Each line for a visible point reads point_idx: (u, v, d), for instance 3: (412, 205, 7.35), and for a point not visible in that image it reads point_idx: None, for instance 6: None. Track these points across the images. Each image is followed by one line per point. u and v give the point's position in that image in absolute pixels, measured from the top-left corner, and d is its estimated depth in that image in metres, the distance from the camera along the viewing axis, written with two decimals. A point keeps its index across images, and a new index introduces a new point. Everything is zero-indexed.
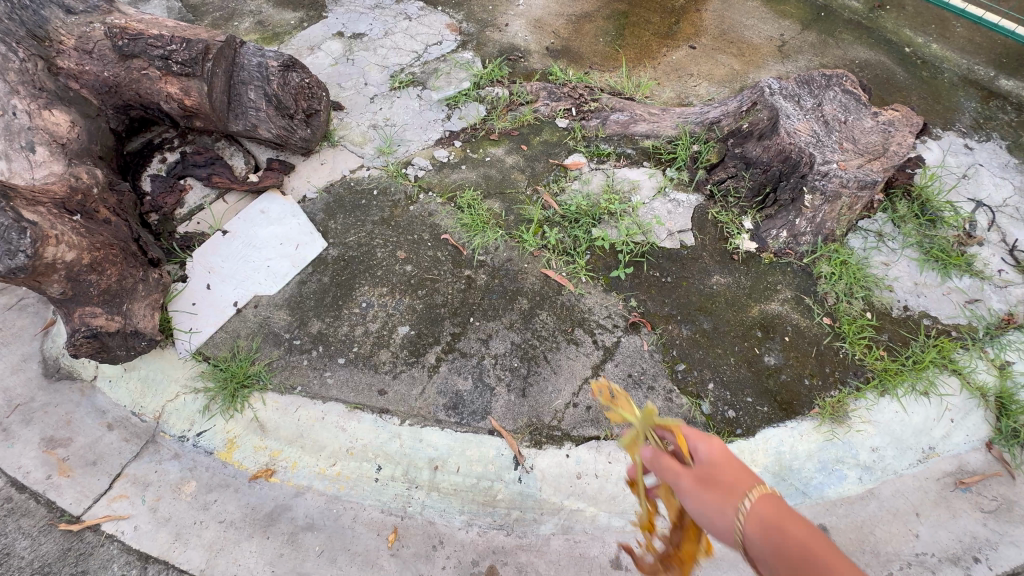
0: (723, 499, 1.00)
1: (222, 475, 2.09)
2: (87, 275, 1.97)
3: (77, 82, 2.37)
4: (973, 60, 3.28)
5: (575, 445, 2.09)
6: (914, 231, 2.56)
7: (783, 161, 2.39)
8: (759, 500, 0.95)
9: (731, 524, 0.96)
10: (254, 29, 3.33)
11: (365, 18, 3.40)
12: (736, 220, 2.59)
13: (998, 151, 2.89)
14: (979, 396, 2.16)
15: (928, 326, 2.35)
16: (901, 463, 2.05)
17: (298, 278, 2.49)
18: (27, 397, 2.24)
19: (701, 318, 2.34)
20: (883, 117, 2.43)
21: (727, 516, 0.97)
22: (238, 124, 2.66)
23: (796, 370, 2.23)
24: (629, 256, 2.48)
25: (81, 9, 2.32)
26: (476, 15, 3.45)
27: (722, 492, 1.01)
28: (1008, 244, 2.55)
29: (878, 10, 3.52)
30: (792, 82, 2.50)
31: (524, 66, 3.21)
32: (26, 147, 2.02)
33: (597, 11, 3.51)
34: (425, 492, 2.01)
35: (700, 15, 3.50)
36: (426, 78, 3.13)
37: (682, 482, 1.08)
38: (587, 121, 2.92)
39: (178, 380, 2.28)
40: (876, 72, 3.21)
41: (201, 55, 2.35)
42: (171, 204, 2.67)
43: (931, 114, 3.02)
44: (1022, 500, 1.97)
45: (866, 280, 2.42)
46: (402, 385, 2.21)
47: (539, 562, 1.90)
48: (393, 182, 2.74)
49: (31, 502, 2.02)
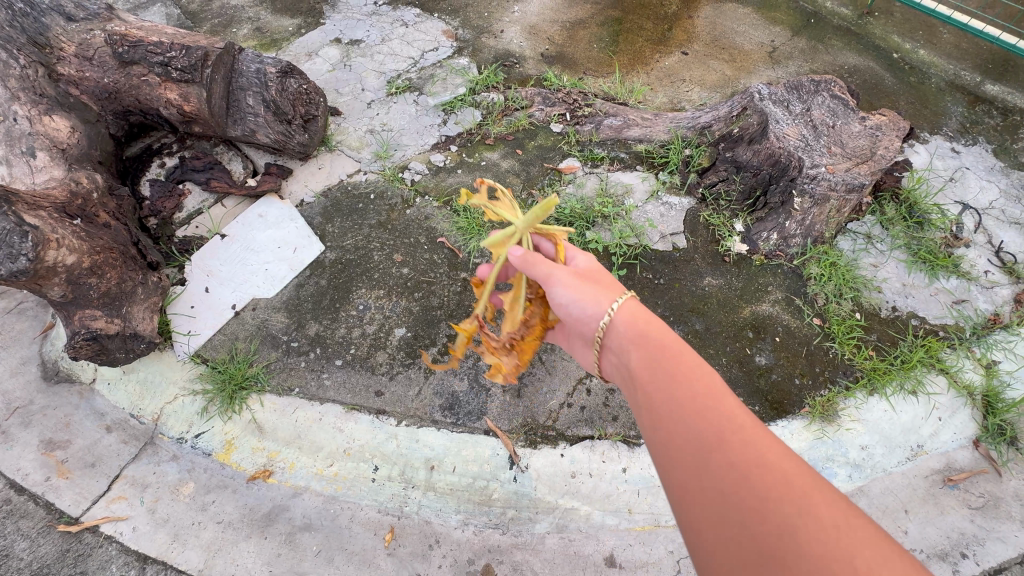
0: (584, 284, 1.43)
1: (220, 476, 2.11)
2: (87, 278, 2.00)
3: (77, 88, 2.40)
4: (960, 65, 3.34)
5: (569, 445, 2.13)
6: (903, 233, 2.60)
7: (773, 165, 2.44)
8: (628, 299, 1.37)
9: (600, 309, 1.37)
10: (253, 36, 3.38)
11: (363, 25, 3.44)
12: (728, 223, 2.63)
13: (984, 154, 2.94)
14: (965, 394, 2.21)
15: (916, 326, 2.40)
16: (890, 460, 2.09)
17: (296, 281, 2.52)
18: (26, 400, 2.26)
19: (693, 319, 2.37)
20: (870, 122, 2.47)
21: (602, 306, 1.38)
22: (237, 130, 2.69)
23: (787, 369, 2.27)
24: (622, 258, 2.51)
25: (82, 16, 2.36)
26: (472, 22, 3.50)
27: (590, 285, 1.45)
28: (994, 246, 2.60)
29: (867, 17, 3.58)
30: (781, 88, 2.55)
31: (519, 71, 3.26)
32: (27, 152, 2.03)
33: (591, 17, 3.56)
34: (422, 492, 2.03)
35: (692, 22, 3.56)
36: (422, 84, 3.17)
37: (553, 272, 1.46)
38: (582, 125, 2.97)
39: (177, 382, 2.30)
40: (865, 78, 3.27)
41: (200, 61, 2.38)
42: (170, 208, 2.69)
43: (918, 118, 3.07)
44: (1008, 497, 2.01)
45: (855, 281, 2.46)
46: (399, 387, 2.24)
47: (534, 560, 1.93)
48: (390, 186, 2.78)
49: (30, 504, 2.03)
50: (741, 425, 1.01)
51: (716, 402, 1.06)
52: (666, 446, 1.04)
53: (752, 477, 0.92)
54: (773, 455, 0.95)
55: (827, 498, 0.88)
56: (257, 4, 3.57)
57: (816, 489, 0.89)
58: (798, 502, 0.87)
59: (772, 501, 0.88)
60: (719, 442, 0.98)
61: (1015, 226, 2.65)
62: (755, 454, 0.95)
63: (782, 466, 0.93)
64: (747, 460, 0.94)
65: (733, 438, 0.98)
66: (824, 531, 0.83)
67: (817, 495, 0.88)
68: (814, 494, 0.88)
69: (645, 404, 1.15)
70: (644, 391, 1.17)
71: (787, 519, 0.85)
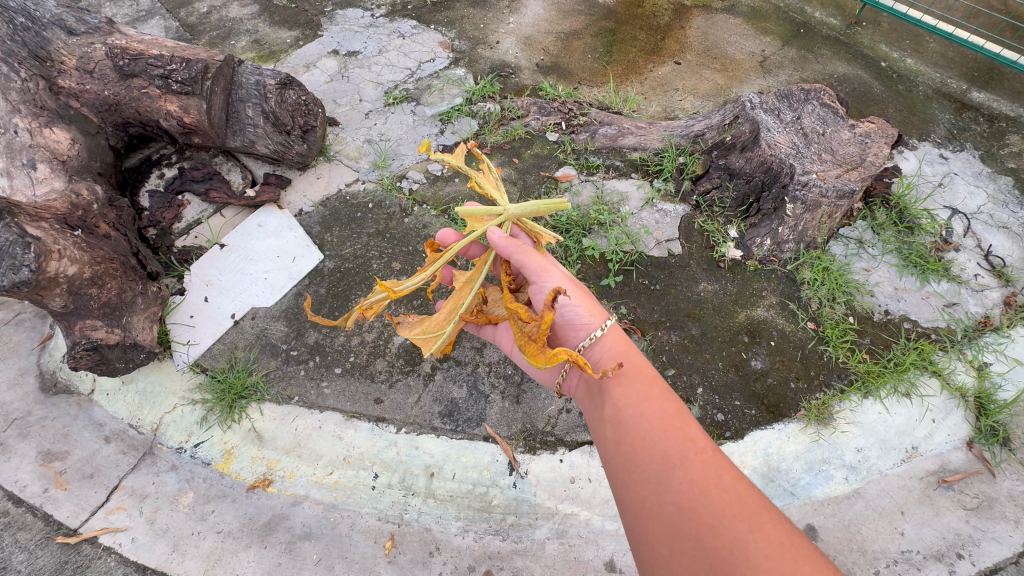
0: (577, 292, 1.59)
1: (219, 486, 2.11)
2: (87, 288, 2.02)
3: (78, 101, 2.42)
4: (946, 73, 3.42)
5: (569, 450, 2.15)
6: (893, 238, 2.65)
7: (765, 172, 2.48)
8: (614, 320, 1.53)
9: (593, 322, 1.52)
10: (251, 48, 3.42)
11: (360, 37, 3.49)
12: (722, 229, 2.68)
13: (971, 160, 3.00)
14: (958, 396, 2.23)
15: (909, 329, 2.44)
16: (885, 462, 2.11)
17: (295, 290, 2.53)
18: (24, 411, 2.25)
19: (689, 324, 2.40)
20: (860, 129, 2.52)
21: (595, 321, 1.52)
22: (236, 140, 2.71)
23: (782, 372, 2.30)
24: (618, 265, 2.54)
25: (82, 30, 2.38)
26: (468, 33, 3.55)
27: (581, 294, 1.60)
28: (983, 249, 2.65)
29: (855, 27, 3.66)
30: (772, 96, 2.60)
31: (515, 82, 3.30)
32: (27, 164, 2.05)
33: (585, 28, 3.63)
34: (422, 499, 2.04)
35: (685, 32, 3.63)
36: (419, 94, 3.21)
37: (548, 268, 1.59)
38: (577, 134, 3.01)
39: (176, 392, 2.31)
40: (854, 86, 3.33)
41: (200, 74, 2.41)
42: (170, 218, 2.71)
43: (906, 126, 3.13)
44: (1002, 497, 2.04)
45: (848, 285, 2.50)
46: (398, 394, 2.25)
47: (534, 566, 1.93)
48: (388, 195, 2.81)
49: (27, 516, 2.02)
50: (701, 449, 1.15)
51: (681, 427, 1.20)
52: (635, 464, 1.17)
53: (711, 495, 1.05)
54: (728, 478, 1.09)
55: (773, 518, 1.03)
56: (255, 17, 3.61)
57: (762, 510, 1.04)
58: (750, 521, 1.01)
59: (726, 516, 1.01)
60: (683, 462, 1.12)
61: (1003, 230, 2.70)
62: (715, 473, 1.09)
63: (736, 488, 1.07)
64: (707, 479, 1.08)
65: (696, 460, 1.12)
66: (769, 544, 0.97)
67: (765, 515, 1.03)
68: (761, 514, 1.02)
69: (616, 417, 1.28)
70: (615, 405, 1.30)
71: (738, 533, 0.99)
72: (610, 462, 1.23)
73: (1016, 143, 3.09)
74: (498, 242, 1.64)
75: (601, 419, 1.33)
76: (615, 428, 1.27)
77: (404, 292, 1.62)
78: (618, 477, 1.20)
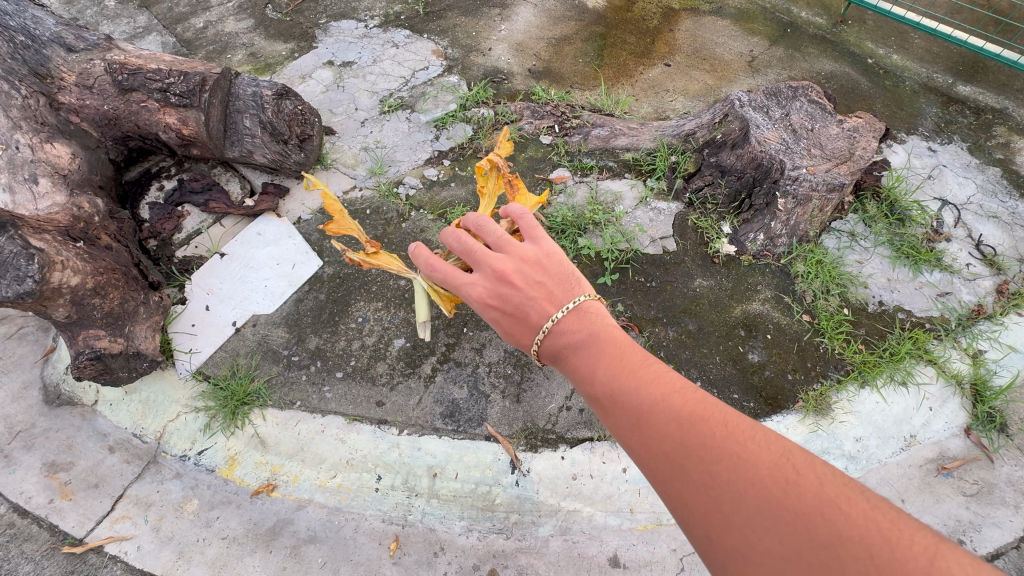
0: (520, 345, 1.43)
1: (224, 492, 2.12)
2: (90, 298, 2.05)
3: (78, 116, 2.46)
4: (932, 68, 3.47)
5: (570, 447, 2.16)
6: (885, 230, 2.69)
7: (756, 168, 2.53)
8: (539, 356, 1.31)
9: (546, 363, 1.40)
10: (247, 61, 3.47)
11: (355, 47, 3.54)
12: (715, 225, 2.71)
13: (959, 152, 3.04)
14: (954, 383, 2.26)
15: (903, 319, 2.47)
16: (884, 451, 2.12)
17: (295, 297, 2.56)
18: (28, 424, 2.26)
19: (686, 319, 2.43)
20: (848, 124, 2.56)
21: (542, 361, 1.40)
22: (234, 151, 2.74)
23: (779, 365, 2.32)
24: (615, 263, 2.57)
25: (82, 47, 2.41)
26: (461, 41, 3.60)
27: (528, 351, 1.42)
28: (974, 239, 2.69)
29: (841, 25, 3.72)
30: (760, 94, 2.65)
31: (507, 87, 3.35)
32: (30, 179, 2.12)
33: (576, 33, 3.68)
34: (426, 500, 2.05)
35: (673, 35, 3.68)
36: (414, 102, 3.26)
37: None
38: (571, 137, 3.05)
39: (179, 400, 2.32)
40: (842, 83, 3.38)
41: (198, 86, 2.44)
42: (170, 229, 2.74)
43: (894, 120, 3.18)
44: (1001, 483, 2.05)
45: (841, 278, 2.53)
46: (400, 396, 2.27)
47: (539, 563, 1.95)
48: (385, 201, 2.84)
49: (33, 527, 2.03)
50: (633, 410, 1.06)
51: (615, 394, 1.11)
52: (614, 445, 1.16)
53: (652, 460, 1.00)
54: (662, 428, 1.00)
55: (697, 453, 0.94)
56: (250, 30, 3.67)
57: (699, 447, 0.95)
58: (680, 474, 0.95)
59: (664, 480, 0.97)
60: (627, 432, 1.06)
61: (993, 220, 2.75)
62: (643, 438, 1.03)
63: (668, 439, 0.99)
64: (639, 449, 1.03)
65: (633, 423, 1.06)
66: (706, 490, 0.91)
67: (689, 456, 0.95)
68: (695, 454, 0.94)
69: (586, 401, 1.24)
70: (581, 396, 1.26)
71: (679, 489, 0.94)
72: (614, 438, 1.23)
73: (1002, 134, 3.13)
74: None
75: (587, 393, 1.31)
76: None
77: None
78: None
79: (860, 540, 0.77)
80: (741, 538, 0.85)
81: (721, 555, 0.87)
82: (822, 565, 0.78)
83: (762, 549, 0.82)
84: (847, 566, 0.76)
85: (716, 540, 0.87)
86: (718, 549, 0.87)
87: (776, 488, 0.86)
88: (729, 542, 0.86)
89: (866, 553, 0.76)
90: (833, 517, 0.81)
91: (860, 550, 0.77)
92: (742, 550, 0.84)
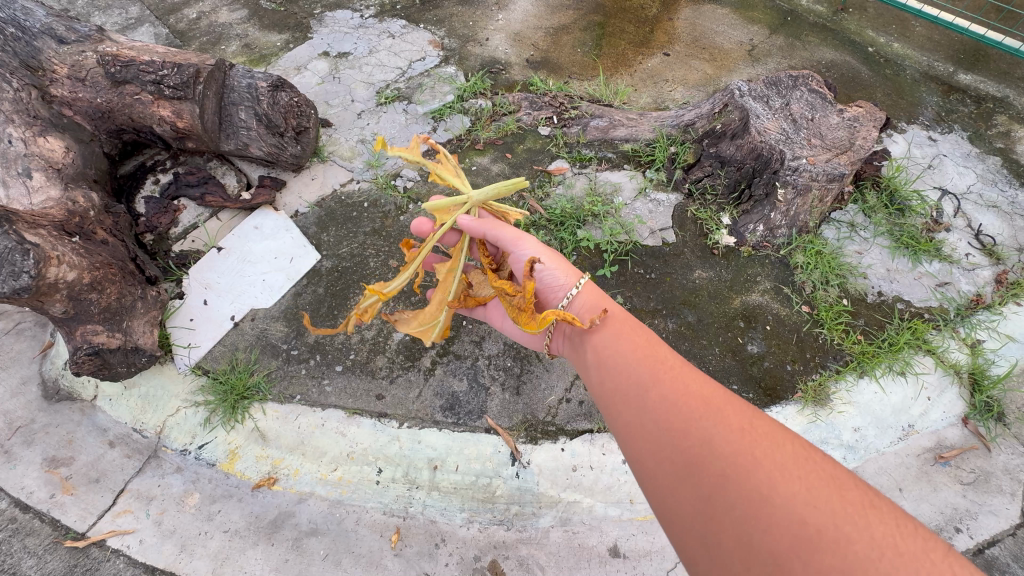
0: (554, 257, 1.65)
1: (225, 486, 2.13)
2: (87, 294, 2.04)
3: (71, 109, 2.43)
4: (933, 57, 3.45)
5: (570, 439, 2.17)
6: (885, 220, 2.68)
7: (756, 159, 2.52)
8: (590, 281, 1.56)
9: (569, 282, 1.57)
10: (242, 52, 3.43)
11: (350, 38, 3.50)
12: (715, 217, 2.70)
13: (959, 142, 3.03)
14: (952, 373, 2.26)
15: (902, 309, 2.47)
16: (882, 441, 2.13)
17: (293, 290, 2.55)
18: (27, 419, 2.25)
19: (686, 311, 2.42)
20: (848, 114, 2.55)
21: (571, 280, 1.57)
22: (230, 144, 2.70)
23: (778, 356, 2.33)
24: (614, 255, 2.56)
25: (73, 39, 2.38)
26: (457, 31, 3.56)
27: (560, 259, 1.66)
28: (973, 229, 2.69)
29: (842, 13, 3.69)
30: (760, 84, 2.63)
31: (505, 78, 3.32)
32: (23, 173, 2.06)
33: (574, 23, 3.64)
34: (427, 492, 2.06)
35: (672, 24, 3.65)
36: (411, 93, 3.22)
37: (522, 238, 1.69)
38: (569, 128, 3.03)
39: (178, 394, 2.32)
40: (842, 72, 3.36)
41: (193, 78, 2.41)
42: (166, 223, 2.71)
43: (895, 109, 3.16)
44: (998, 471, 2.06)
45: (840, 268, 2.53)
46: (399, 389, 2.27)
47: (539, 554, 1.96)
48: (382, 194, 2.82)
49: (35, 521, 2.03)
50: (675, 365, 1.22)
51: (657, 353, 1.27)
52: (613, 396, 1.23)
53: (685, 401, 1.11)
54: (702, 385, 1.16)
55: (734, 409, 1.09)
56: (244, 21, 3.62)
57: (736, 407, 1.10)
58: (713, 417, 1.06)
59: (696, 419, 1.06)
60: (656, 382, 1.18)
61: (994, 210, 2.74)
62: (682, 385, 1.15)
63: (707, 391, 1.14)
64: (674, 391, 1.14)
65: (666, 377, 1.18)
66: (740, 434, 1.02)
67: (728, 409, 1.09)
68: (734, 410, 1.08)
69: (598, 359, 1.33)
70: (598, 352, 1.34)
71: (709, 427, 1.04)
72: (600, 405, 1.27)
73: (1003, 123, 3.12)
74: (472, 225, 1.72)
75: (585, 362, 1.39)
76: (597, 368, 1.33)
77: (393, 292, 1.72)
78: (605, 409, 1.24)
79: (882, 513, 0.90)
80: (769, 480, 0.94)
81: (736, 497, 0.94)
82: (846, 518, 0.88)
83: (787, 494, 0.92)
84: (870, 525, 0.87)
85: (740, 476, 0.95)
86: (737, 492, 0.94)
87: (808, 455, 1.00)
88: (753, 486, 0.94)
89: (892, 522, 0.89)
90: (860, 489, 0.94)
91: (884, 517, 0.89)
92: (766, 493, 0.92)
